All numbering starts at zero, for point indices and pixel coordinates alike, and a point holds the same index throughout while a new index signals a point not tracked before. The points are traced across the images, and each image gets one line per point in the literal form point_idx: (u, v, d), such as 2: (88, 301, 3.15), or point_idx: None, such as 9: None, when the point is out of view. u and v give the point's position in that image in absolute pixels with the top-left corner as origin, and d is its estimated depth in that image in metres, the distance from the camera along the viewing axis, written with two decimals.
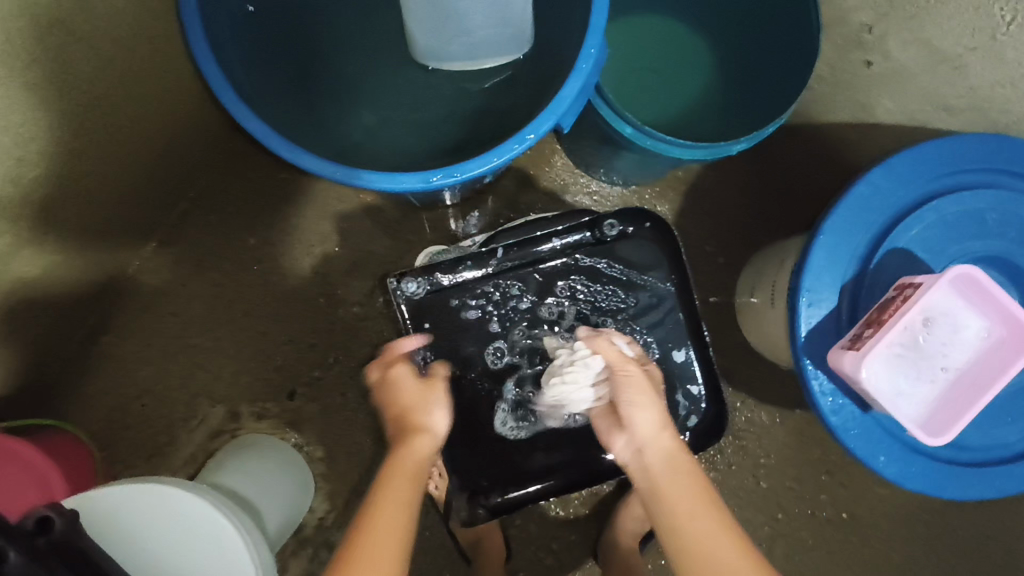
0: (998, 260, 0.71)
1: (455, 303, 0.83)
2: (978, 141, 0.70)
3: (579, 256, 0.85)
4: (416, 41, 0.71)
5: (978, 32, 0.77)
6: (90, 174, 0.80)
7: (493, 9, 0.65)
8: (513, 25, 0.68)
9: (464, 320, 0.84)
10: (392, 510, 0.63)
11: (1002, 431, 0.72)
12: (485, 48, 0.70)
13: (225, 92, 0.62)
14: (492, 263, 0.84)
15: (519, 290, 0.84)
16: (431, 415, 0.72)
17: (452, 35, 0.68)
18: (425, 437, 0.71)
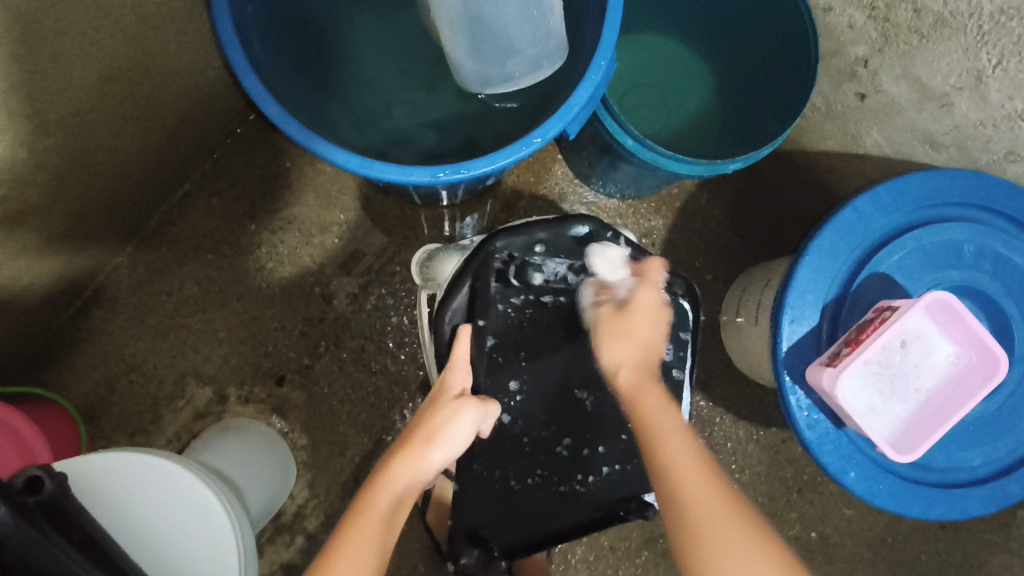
0: (972, 290, 0.74)
1: (517, 300, 0.80)
2: (958, 176, 0.73)
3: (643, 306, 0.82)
4: (464, 73, 0.73)
5: (965, 73, 0.73)
6: (98, 146, 0.80)
7: (533, 24, 0.68)
8: (554, 37, 0.69)
9: (513, 325, 0.80)
10: (352, 553, 0.59)
11: (966, 455, 0.75)
12: (533, 67, 0.71)
13: (247, 76, 0.65)
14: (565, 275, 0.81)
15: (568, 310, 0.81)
16: (427, 450, 0.66)
17: (500, 60, 0.70)
18: (417, 468, 0.65)
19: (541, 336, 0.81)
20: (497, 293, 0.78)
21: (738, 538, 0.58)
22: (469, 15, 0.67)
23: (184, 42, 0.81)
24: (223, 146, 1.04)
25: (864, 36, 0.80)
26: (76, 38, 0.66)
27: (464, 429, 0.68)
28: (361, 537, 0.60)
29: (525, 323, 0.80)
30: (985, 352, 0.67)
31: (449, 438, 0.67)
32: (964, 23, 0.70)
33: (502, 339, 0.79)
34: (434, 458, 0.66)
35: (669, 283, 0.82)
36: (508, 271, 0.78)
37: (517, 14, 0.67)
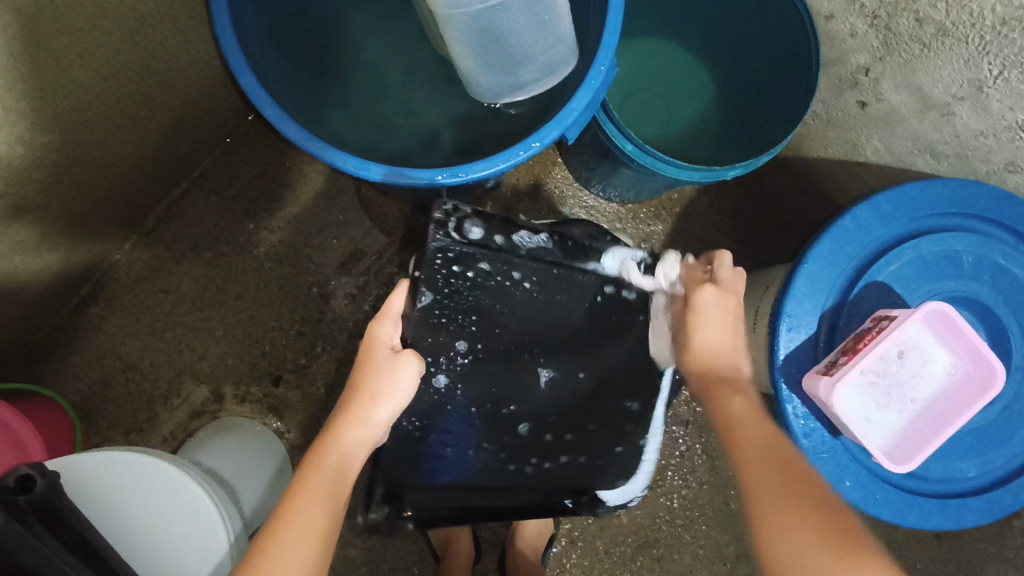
0: (970, 301, 0.74)
1: (482, 267, 0.76)
2: (957, 186, 0.73)
3: (609, 288, 0.79)
4: (475, 80, 0.72)
5: (966, 83, 0.72)
6: (97, 144, 0.80)
7: (541, 29, 0.67)
8: (562, 38, 0.68)
9: (471, 294, 0.76)
10: (314, 502, 0.58)
11: (962, 465, 0.75)
12: (544, 71, 0.70)
13: (245, 76, 0.65)
14: (536, 244, 0.77)
15: (532, 284, 0.77)
16: (373, 404, 0.66)
17: (512, 67, 0.69)
18: (361, 427, 0.65)
19: (492, 301, 0.77)
20: (438, 249, 0.74)
21: (787, 482, 0.58)
22: (476, 28, 0.66)
23: (183, 40, 0.80)
24: (223, 145, 1.04)
25: (865, 44, 0.80)
26: (75, 36, 0.66)
27: (408, 383, 0.68)
28: (318, 486, 0.59)
29: (471, 284, 0.76)
30: (983, 364, 0.67)
31: (392, 392, 0.67)
32: (967, 33, 0.69)
33: (441, 299, 0.75)
34: (379, 412, 0.66)
35: (650, 265, 0.79)
36: (450, 223, 0.74)
37: (527, 21, 0.65)
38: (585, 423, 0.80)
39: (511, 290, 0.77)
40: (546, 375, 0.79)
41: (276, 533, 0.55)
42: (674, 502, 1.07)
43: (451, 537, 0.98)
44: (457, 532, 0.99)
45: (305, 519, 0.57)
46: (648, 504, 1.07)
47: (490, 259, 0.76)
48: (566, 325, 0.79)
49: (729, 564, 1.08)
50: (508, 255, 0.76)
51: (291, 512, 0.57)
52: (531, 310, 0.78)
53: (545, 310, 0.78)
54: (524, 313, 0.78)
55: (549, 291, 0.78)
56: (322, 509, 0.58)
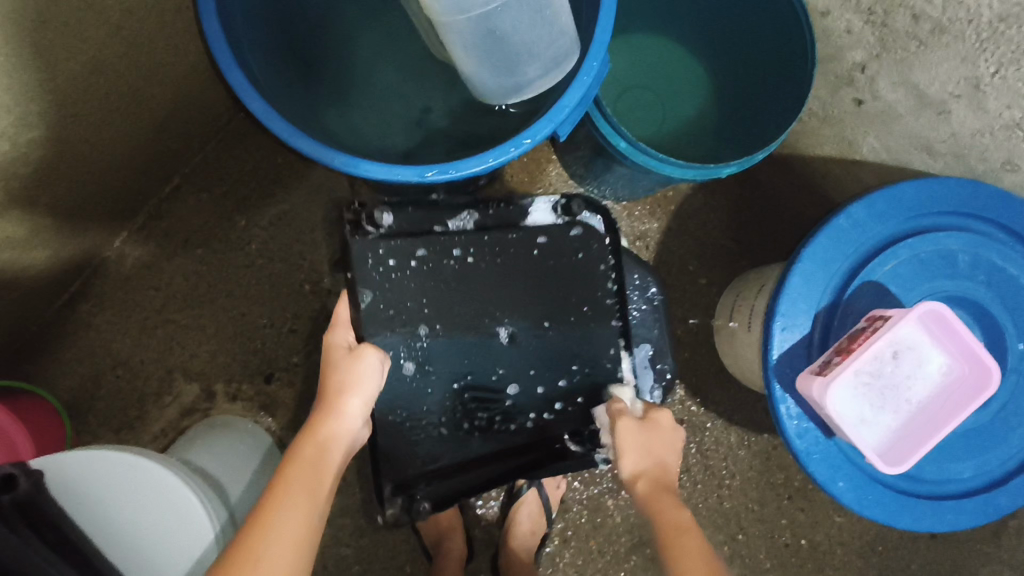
0: (966, 301, 0.73)
1: (419, 253, 0.77)
2: (953, 185, 0.72)
3: (547, 238, 0.80)
4: (479, 82, 0.71)
5: (963, 81, 0.73)
6: (84, 139, 0.79)
7: (539, 25, 0.64)
8: (561, 31, 0.66)
9: (418, 279, 0.78)
10: (301, 483, 0.59)
11: (957, 467, 0.74)
12: (545, 68, 0.68)
13: (232, 71, 0.64)
14: (458, 219, 0.79)
15: (469, 254, 0.79)
16: (346, 395, 0.67)
17: (513, 66, 0.67)
18: (338, 419, 0.66)
19: (436, 278, 0.78)
20: (362, 250, 0.76)
21: None
22: (477, 31, 0.64)
23: (173, 34, 0.80)
24: (214, 140, 1.03)
25: (862, 41, 0.79)
26: (59, 30, 0.65)
27: (374, 372, 0.70)
28: (304, 468, 0.61)
29: (406, 271, 0.77)
30: (978, 364, 0.66)
31: (361, 385, 0.68)
32: (963, 30, 0.70)
33: (380, 293, 0.77)
34: (353, 402, 0.67)
35: (567, 205, 0.81)
36: (363, 224, 0.77)
37: (523, 18, 0.64)
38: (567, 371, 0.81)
39: (451, 262, 0.78)
40: (508, 333, 0.79)
41: (266, 511, 0.56)
42: None
43: (443, 537, 0.97)
44: (449, 532, 0.98)
45: (294, 498, 0.58)
46: None
47: (423, 246, 0.78)
48: (516, 284, 0.80)
49: (722, 563, 1.08)
50: (437, 232, 0.79)
51: (279, 490, 0.58)
52: (477, 278, 0.79)
53: (489, 275, 0.79)
54: (472, 283, 0.79)
55: (489, 256, 0.79)
56: (310, 491, 0.59)
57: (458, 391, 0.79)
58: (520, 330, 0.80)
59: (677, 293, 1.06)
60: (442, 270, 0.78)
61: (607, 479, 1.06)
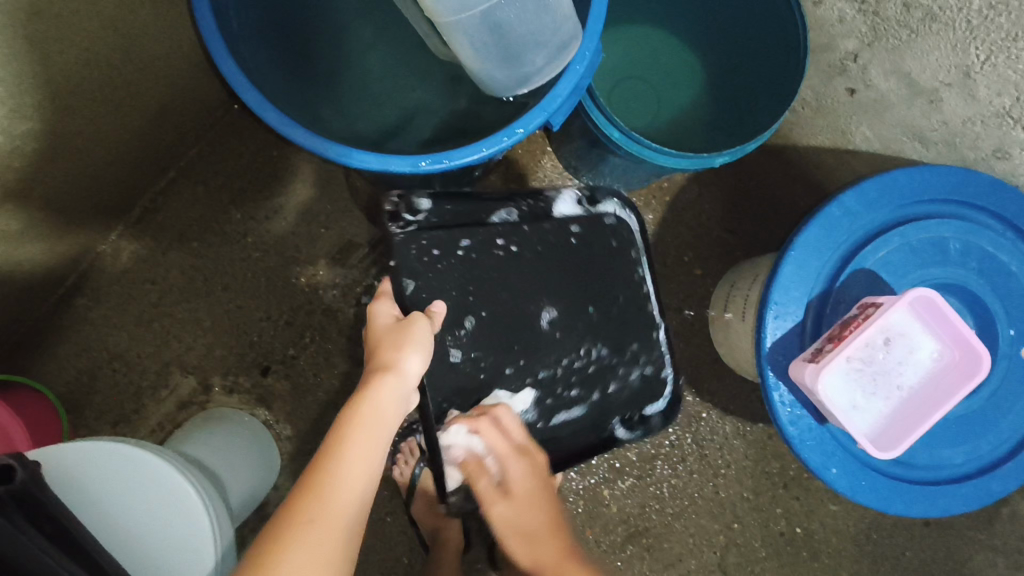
0: (957, 287, 0.74)
1: (464, 243, 0.78)
2: (943, 173, 0.73)
3: (575, 227, 0.84)
4: (487, 78, 0.70)
5: (954, 69, 0.72)
6: (78, 133, 0.79)
7: (532, 13, 0.62)
8: (555, 12, 0.63)
9: (467, 266, 0.78)
10: (361, 450, 0.59)
11: (948, 453, 0.75)
12: (547, 54, 0.65)
13: (224, 62, 0.64)
14: (500, 211, 0.82)
15: (516, 242, 0.80)
16: (405, 352, 0.66)
17: (516, 58, 0.66)
18: (394, 385, 0.63)
19: (482, 267, 0.79)
20: (406, 240, 0.76)
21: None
22: (477, 28, 0.63)
23: (165, 25, 0.79)
24: (208, 133, 1.03)
25: (853, 29, 0.79)
26: (52, 20, 0.65)
27: (424, 340, 0.68)
28: (364, 435, 0.60)
29: (450, 261, 0.77)
30: (970, 350, 0.67)
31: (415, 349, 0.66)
32: (953, 18, 0.69)
33: (424, 283, 0.76)
34: (411, 360, 0.66)
35: (591, 197, 0.85)
36: (401, 213, 0.77)
37: (517, 10, 0.61)
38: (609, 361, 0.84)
39: (495, 252, 0.80)
40: (551, 319, 0.81)
41: (312, 497, 0.55)
42: (663, 491, 1.08)
43: (441, 527, 0.98)
44: (446, 522, 0.99)
45: (350, 468, 0.58)
46: (637, 494, 1.07)
47: (471, 237, 0.79)
48: (558, 272, 0.82)
49: (718, 552, 1.09)
50: (478, 223, 0.80)
51: (335, 460, 0.58)
52: (523, 267, 0.81)
53: (532, 263, 0.81)
54: (519, 272, 0.80)
55: (530, 246, 0.81)
56: (362, 469, 0.58)
57: (512, 381, 0.80)
58: (563, 316, 0.82)
59: (673, 283, 1.07)
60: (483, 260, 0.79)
61: (603, 469, 1.07)
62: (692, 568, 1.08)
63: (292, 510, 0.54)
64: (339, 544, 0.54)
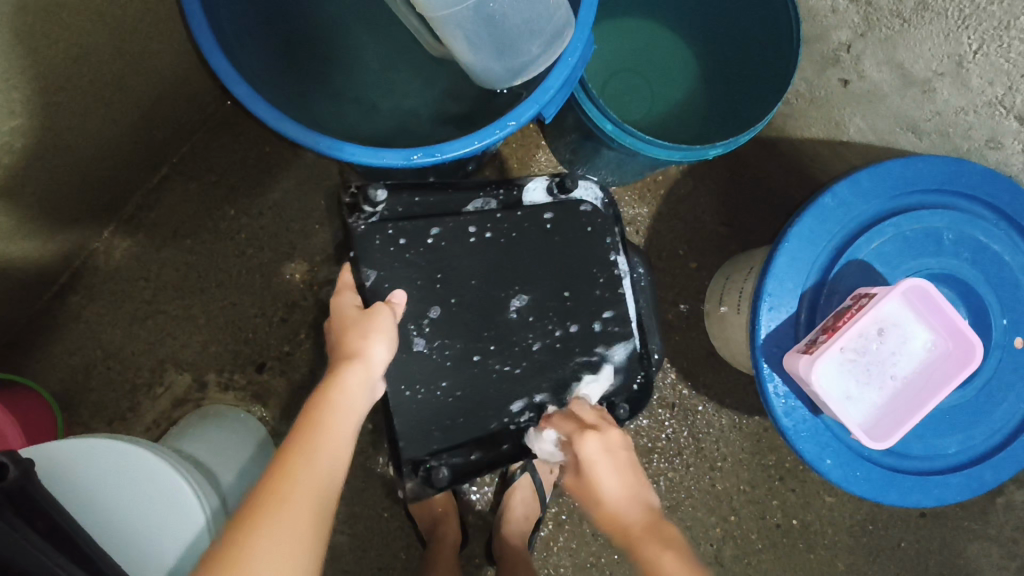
0: (952, 278, 0.74)
1: (432, 232, 0.79)
2: (937, 164, 0.73)
3: (550, 215, 0.82)
4: (483, 72, 0.70)
5: (946, 58, 0.71)
6: (69, 128, 0.79)
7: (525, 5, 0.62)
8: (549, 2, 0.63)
9: (436, 252, 0.79)
10: (331, 431, 0.61)
11: (942, 443, 0.75)
12: (542, 44, 0.65)
13: (214, 56, 0.63)
14: (472, 203, 0.81)
15: (490, 228, 0.80)
16: (370, 342, 0.69)
17: (511, 50, 0.65)
18: (362, 369, 0.67)
19: (453, 252, 0.79)
20: (369, 231, 0.77)
21: None
22: (472, 22, 0.63)
23: (155, 19, 0.79)
24: (201, 130, 1.03)
25: (847, 20, 0.79)
26: (39, 15, 0.64)
27: (388, 326, 0.71)
28: (334, 418, 0.62)
29: (419, 249, 0.78)
30: (962, 340, 0.67)
31: (378, 336, 0.70)
32: (946, 7, 0.69)
33: (389, 273, 0.77)
34: (377, 349, 0.69)
35: (562, 183, 0.82)
36: (361, 205, 0.76)
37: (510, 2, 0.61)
38: (575, 345, 0.83)
39: (468, 239, 0.80)
40: (521, 306, 0.81)
41: (285, 467, 0.56)
42: (660, 484, 1.08)
43: (438, 521, 0.98)
44: (443, 516, 0.99)
45: (323, 446, 0.59)
46: None
47: (437, 227, 0.79)
48: (535, 262, 0.82)
49: (715, 545, 1.10)
50: (446, 212, 0.80)
51: (308, 438, 0.59)
52: (495, 253, 0.81)
53: (503, 253, 0.81)
54: (488, 260, 0.80)
55: (505, 232, 0.81)
56: (331, 448, 0.60)
57: (484, 366, 0.80)
58: (535, 300, 0.82)
59: (670, 278, 1.07)
60: (455, 249, 0.79)
61: None
62: None
63: (266, 485, 0.55)
64: (319, 510, 0.55)
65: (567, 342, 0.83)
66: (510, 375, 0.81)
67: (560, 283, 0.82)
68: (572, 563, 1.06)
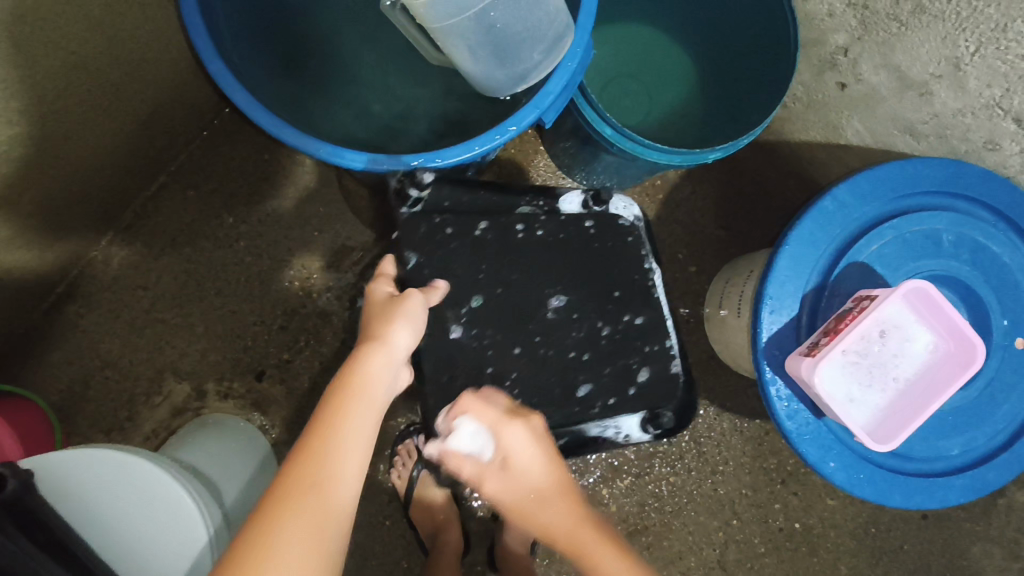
0: (952, 280, 0.74)
1: (480, 227, 0.79)
2: (933, 167, 0.73)
3: (590, 222, 0.84)
4: (481, 79, 0.70)
5: (944, 61, 0.72)
6: (67, 136, 0.78)
7: (524, 13, 0.62)
8: (547, 9, 0.63)
9: (483, 247, 0.79)
10: (356, 414, 0.56)
11: (945, 444, 0.75)
12: (540, 52, 0.65)
13: (213, 62, 0.64)
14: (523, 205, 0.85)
15: (539, 226, 0.82)
16: (393, 325, 0.64)
17: (510, 58, 0.66)
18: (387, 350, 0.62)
19: (495, 249, 0.80)
20: (415, 217, 0.78)
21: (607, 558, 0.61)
22: (472, 32, 0.63)
23: (154, 27, 0.79)
24: (199, 138, 1.03)
25: (844, 24, 0.80)
26: (38, 24, 0.64)
27: (417, 313, 0.67)
28: (347, 432, 0.55)
29: (464, 240, 0.79)
30: (964, 341, 0.67)
31: (406, 320, 0.65)
32: (943, 9, 0.70)
33: (431, 259, 0.77)
34: (399, 335, 0.64)
35: (597, 194, 0.88)
36: (407, 189, 0.79)
37: (507, 13, 0.61)
38: (634, 339, 0.83)
39: (514, 235, 0.81)
40: (559, 306, 0.81)
41: (309, 452, 0.53)
42: (662, 489, 1.08)
43: (440, 529, 0.98)
44: (445, 524, 0.98)
45: (347, 428, 0.55)
46: (636, 492, 1.07)
47: (485, 228, 0.80)
48: (577, 262, 0.83)
49: (718, 549, 1.09)
50: (495, 213, 0.83)
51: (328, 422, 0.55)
52: (542, 253, 0.81)
53: (547, 251, 0.82)
54: (535, 262, 0.81)
55: (552, 232, 0.82)
56: (355, 430, 0.55)
57: (507, 365, 0.78)
58: (575, 299, 0.82)
59: (671, 283, 1.07)
60: (502, 240, 0.80)
61: (601, 468, 1.07)
62: (691, 565, 1.08)
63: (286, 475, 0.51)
64: (342, 504, 0.52)
65: (624, 335, 0.83)
66: (569, 364, 0.80)
67: (606, 285, 0.83)
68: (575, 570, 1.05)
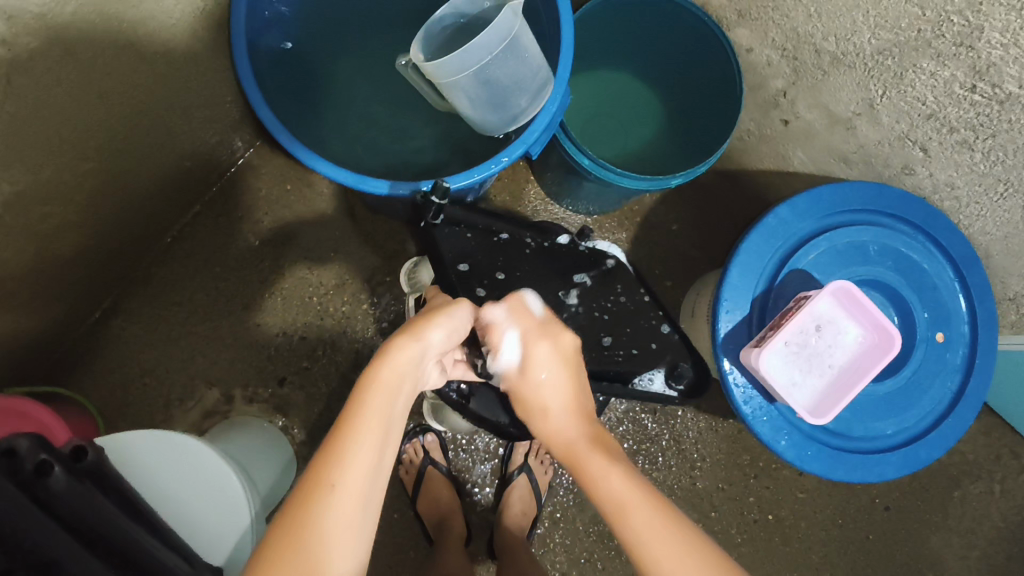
0: (878, 284, 0.88)
1: (500, 237, 0.90)
2: (859, 189, 0.86)
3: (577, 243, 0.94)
4: (477, 120, 0.85)
5: (861, 101, 0.86)
6: (129, 170, 0.92)
7: (512, 68, 0.76)
8: (530, 63, 0.77)
9: (498, 249, 0.90)
10: (374, 424, 0.53)
11: (880, 425, 0.87)
12: (526, 96, 0.80)
13: (262, 109, 0.80)
14: (526, 230, 0.92)
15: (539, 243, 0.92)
16: (431, 325, 0.61)
17: (501, 103, 0.80)
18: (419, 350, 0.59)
19: (510, 254, 0.90)
20: (448, 221, 0.88)
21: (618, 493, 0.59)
22: (471, 84, 0.77)
23: (204, 79, 0.93)
24: (230, 172, 1.17)
25: (780, 72, 0.94)
26: (117, 78, 0.78)
27: (463, 314, 0.64)
28: (362, 444, 0.52)
29: (486, 241, 0.89)
30: (885, 333, 0.80)
31: (450, 318, 0.62)
32: (854, 61, 0.83)
33: (462, 248, 0.88)
34: (433, 334, 0.60)
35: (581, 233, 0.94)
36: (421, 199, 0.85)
37: (499, 69, 0.75)
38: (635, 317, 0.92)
39: (523, 247, 0.92)
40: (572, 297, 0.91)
41: (331, 452, 0.51)
42: None
43: (444, 518, 1.09)
44: (449, 513, 1.09)
45: (365, 438, 0.52)
46: None
47: (503, 241, 0.90)
48: (569, 270, 0.93)
49: None
50: (509, 224, 0.91)
51: (347, 432, 0.53)
52: (551, 258, 0.93)
53: (545, 261, 0.92)
54: (541, 263, 0.92)
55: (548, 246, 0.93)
56: (375, 441, 0.53)
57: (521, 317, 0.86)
58: (586, 292, 0.92)
59: None
60: (513, 248, 0.91)
61: None
62: None
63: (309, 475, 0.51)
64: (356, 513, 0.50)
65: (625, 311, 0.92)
66: (594, 321, 0.91)
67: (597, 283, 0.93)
68: (568, 559, 1.15)
